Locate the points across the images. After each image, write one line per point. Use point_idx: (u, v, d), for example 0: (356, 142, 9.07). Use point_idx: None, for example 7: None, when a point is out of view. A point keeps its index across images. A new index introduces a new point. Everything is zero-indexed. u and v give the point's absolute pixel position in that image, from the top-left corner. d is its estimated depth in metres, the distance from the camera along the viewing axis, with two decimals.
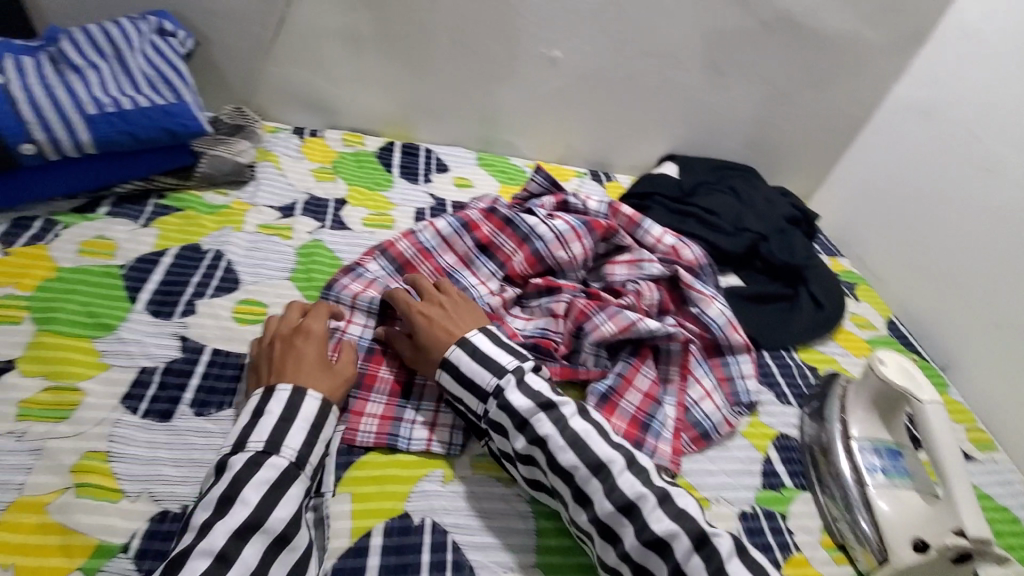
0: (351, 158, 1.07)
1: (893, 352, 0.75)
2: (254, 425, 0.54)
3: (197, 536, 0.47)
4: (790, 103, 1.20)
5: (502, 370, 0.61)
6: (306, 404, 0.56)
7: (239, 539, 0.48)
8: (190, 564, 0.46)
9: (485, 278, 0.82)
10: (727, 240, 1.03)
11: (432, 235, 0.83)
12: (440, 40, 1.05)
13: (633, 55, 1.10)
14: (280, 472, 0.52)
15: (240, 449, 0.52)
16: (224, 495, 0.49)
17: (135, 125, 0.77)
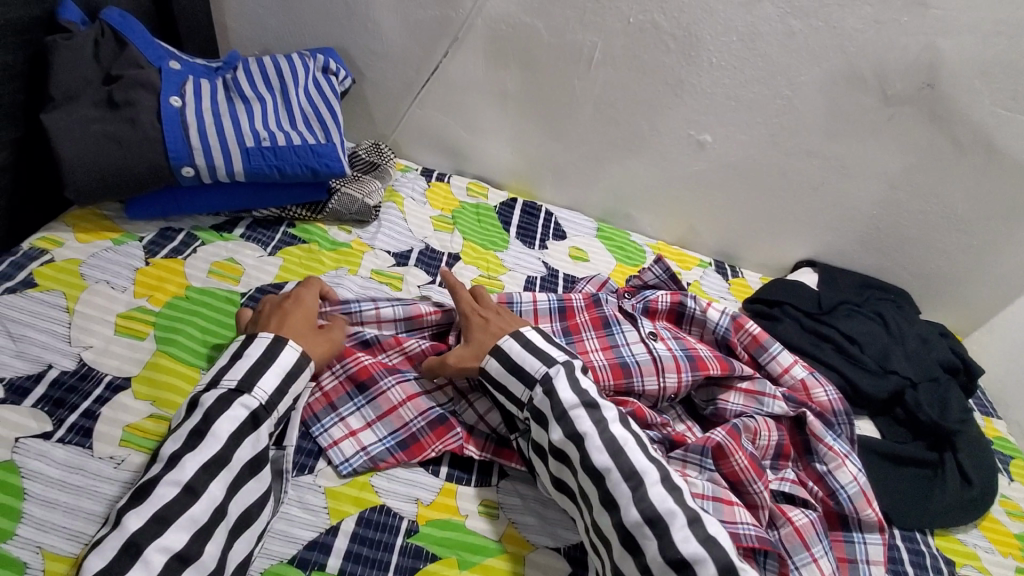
0: (471, 210, 1.05)
1: None
2: (230, 365, 0.57)
3: (164, 466, 0.51)
4: (968, 232, 1.04)
5: (551, 360, 0.63)
6: (284, 352, 0.59)
7: (210, 473, 0.51)
8: (157, 491, 0.49)
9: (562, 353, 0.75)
10: (868, 381, 0.90)
11: (529, 301, 0.80)
12: (583, 107, 1.02)
13: (790, 152, 1.00)
14: (250, 414, 0.55)
15: (213, 387, 0.56)
16: (196, 429, 0.53)
17: (285, 162, 0.80)
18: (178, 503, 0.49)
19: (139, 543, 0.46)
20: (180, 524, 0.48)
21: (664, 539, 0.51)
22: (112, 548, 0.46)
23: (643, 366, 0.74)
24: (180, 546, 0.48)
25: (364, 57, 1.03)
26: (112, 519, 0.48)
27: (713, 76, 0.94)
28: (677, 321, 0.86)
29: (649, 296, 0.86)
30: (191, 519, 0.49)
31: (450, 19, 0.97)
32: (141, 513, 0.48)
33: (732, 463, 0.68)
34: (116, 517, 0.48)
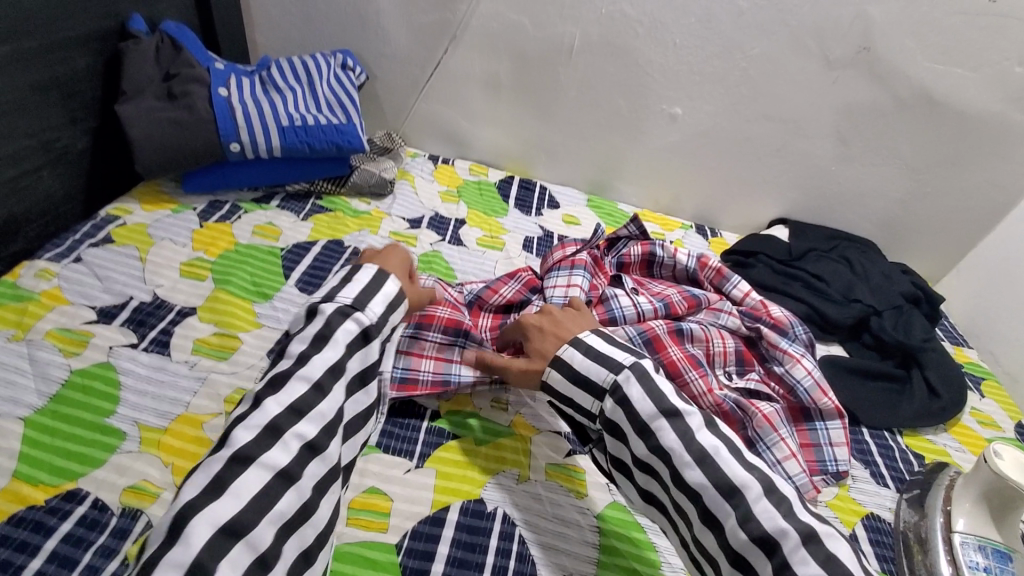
0: (474, 186, 1.19)
1: (1012, 450, 0.69)
2: (343, 286, 0.59)
3: (295, 363, 0.53)
4: (923, 181, 1.15)
5: (617, 367, 0.58)
6: (389, 285, 0.60)
7: (335, 374, 0.54)
8: (291, 385, 0.52)
9: (571, 286, 0.84)
10: (834, 309, 1.01)
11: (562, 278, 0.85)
12: (568, 90, 1.16)
13: (753, 117, 1.13)
14: (361, 330, 0.57)
15: (329, 300, 0.57)
16: (318, 335, 0.55)
17: (314, 138, 0.94)
18: (308, 398, 0.52)
19: (280, 424, 0.50)
20: (310, 416, 0.52)
21: (778, 561, 0.47)
22: (262, 422, 0.49)
23: (628, 319, 0.84)
24: (311, 435, 0.51)
25: (376, 59, 1.19)
26: (251, 399, 0.51)
27: (677, 55, 1.08)
28: (648, 269, 0.97)
29: (622, 251, 0.97)
30: (319, 412, 0.52)
31: (449, 21, 1.12)
32: (281, 401, 0.51)
33: (671, 355, 0.79)
34: (257, 397, 0.51)
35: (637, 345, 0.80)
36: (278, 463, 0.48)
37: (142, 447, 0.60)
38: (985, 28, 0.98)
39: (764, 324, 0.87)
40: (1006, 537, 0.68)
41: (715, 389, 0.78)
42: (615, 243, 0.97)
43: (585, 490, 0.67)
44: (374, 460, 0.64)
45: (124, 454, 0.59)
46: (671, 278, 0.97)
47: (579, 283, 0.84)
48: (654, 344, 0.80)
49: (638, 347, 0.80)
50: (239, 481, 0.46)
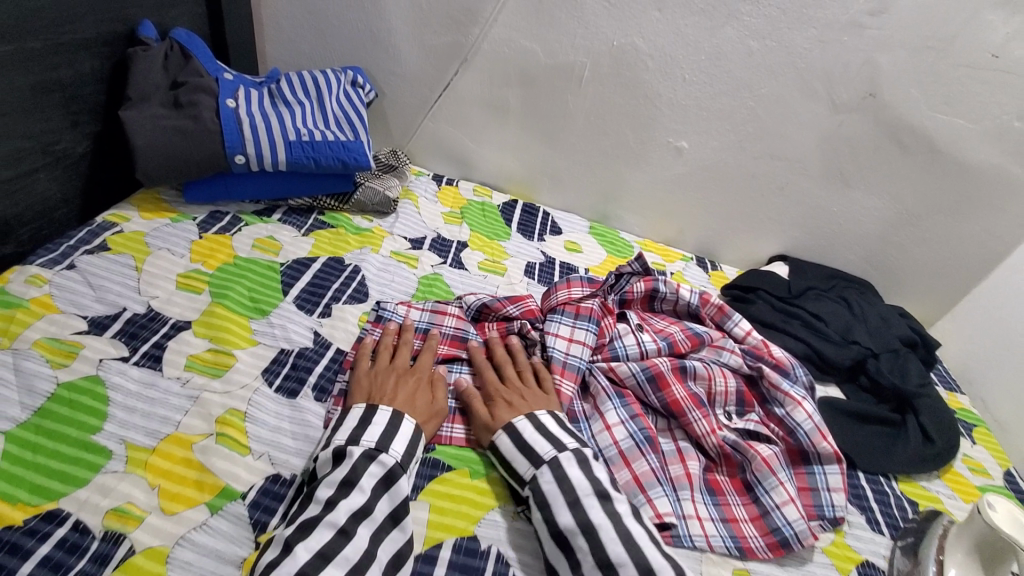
0: (477, 208, 1.20)
1: (1004, 500, 0.69)
2: (364, 428, 0.62)
3: (323, 508, 0.55)
4: (919, 226, 1.17)
5: (538, 461, 0.63)
6: (404, 424, 0.64)
7: (359, 518, 0.55)
8: (318, 531, 0.53)
9: (569, 331, 0.83)
10: (832, 349, 1.00)
11: (568, 317, 0.84)
12: (575, 118, 1.17)
13: (757, 155, 1.14)
14: (386, 471, 0.59)
15: (354, 444, 0.60)
16: (345, 480, 0.57)
17: (320, 154, 0.93)
18: (334, 543, 0.53)
19: (308, 568, 0.50)
20: (337, 560, 0.52)
21: None
22: (289, 567, 0.50)
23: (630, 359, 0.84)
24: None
25: (386, 77, 1.19)
26: (279, 543, 0.52)
27: (685, 90, 1.09)
28: (650, 304, 0.96)
29: (625, 287, 0.94)
30: (344, 558, 0.53)
31: (460, 44, 1.13)
32: (309, 547, 0.52)
33: (675, 393, 0.79)
34: (286, 542, 0.51)
35: (640, 382, 0.80)
36: None
37: (129, 467, 0.57)
38: (987, 81, 1.00)
39: (765, 364, 0.86)
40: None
41: (717, 429, 0.78)
42: (619, 280, 0.95)
43: None
44: None
45: (108, 474, 0.56)
46: (672, 313, 0.96)
47: (584, 338, 0.82)
48: (658, 381, 0.80)
49: (642, 384, 0.80)
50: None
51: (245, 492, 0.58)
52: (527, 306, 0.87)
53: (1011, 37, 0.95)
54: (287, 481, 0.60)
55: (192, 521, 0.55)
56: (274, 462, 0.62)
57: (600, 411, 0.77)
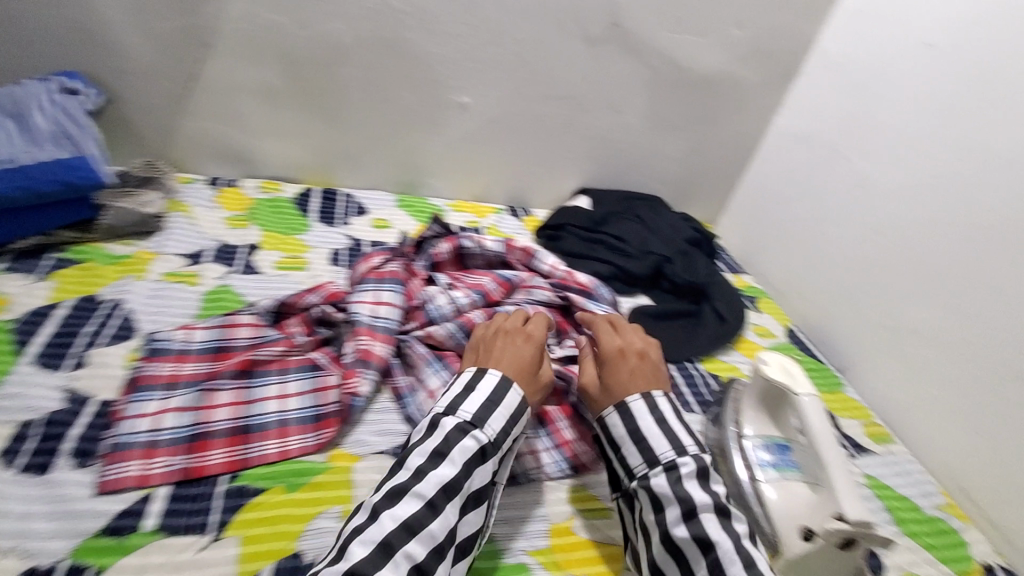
0: (267, 205, 1.10)
1: (778, 355, 0.80)
2: (465, 397, 0.63)
3: (413, 477, 0.56)
4: (686, 137, 1.31)
5: (655, 462, 0.62)
6: (511, 396, 0.64)
7: (447, 493, 0.56)
8: (405, 500, 0.55)
9: (378, 301, 0.79)
10: (633, 263, 1.10)
11: (370, 290, 0.80)
12: (352, 91, 1.11)
13: (536, 97, 1.18)
14: (479, 447, 0.59)
15: (449, 415, 0.62)
16: (436, 450, 0.58)
17: (33, 180, 0.78)
18: (421, 515, 0.54)
19: (394, 541, 0.52)
20: (423, 537, 0.53)
21: None
22: (375, 537, 0.52)
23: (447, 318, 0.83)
24: (420, 555, 0.52)
25: (114, 76, 1.01)
26: (370, 509, 0.54)
27: (451, 43, 1.08)
28: (462, 263, 0.97)
29: (432, 250, 0.94)
30: (428, 535, 0.53)
31: (197, 28, 0.99)
32: (394, 516, 0.53)
33: None
34: (374, 509, 0.54)
35: (460, 339, 0.80)
36: None
37: None
38: None
39: (572, 292, 0.92)
40: (781, 425, 0.79)
41: None
42: (423, 245, 0.94)
43: None
44: (157, 549, 0.55)
45: None
46: (485, 265, 0.97)
47: (391, 299, 0.80)
48: None
49: (461, 341, 0.80)
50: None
51: None
52: (327, 292, 0.81)
53: None
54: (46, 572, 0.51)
55: None
56: (25, 555, 0.52)
57: (422, 380, 0.75)
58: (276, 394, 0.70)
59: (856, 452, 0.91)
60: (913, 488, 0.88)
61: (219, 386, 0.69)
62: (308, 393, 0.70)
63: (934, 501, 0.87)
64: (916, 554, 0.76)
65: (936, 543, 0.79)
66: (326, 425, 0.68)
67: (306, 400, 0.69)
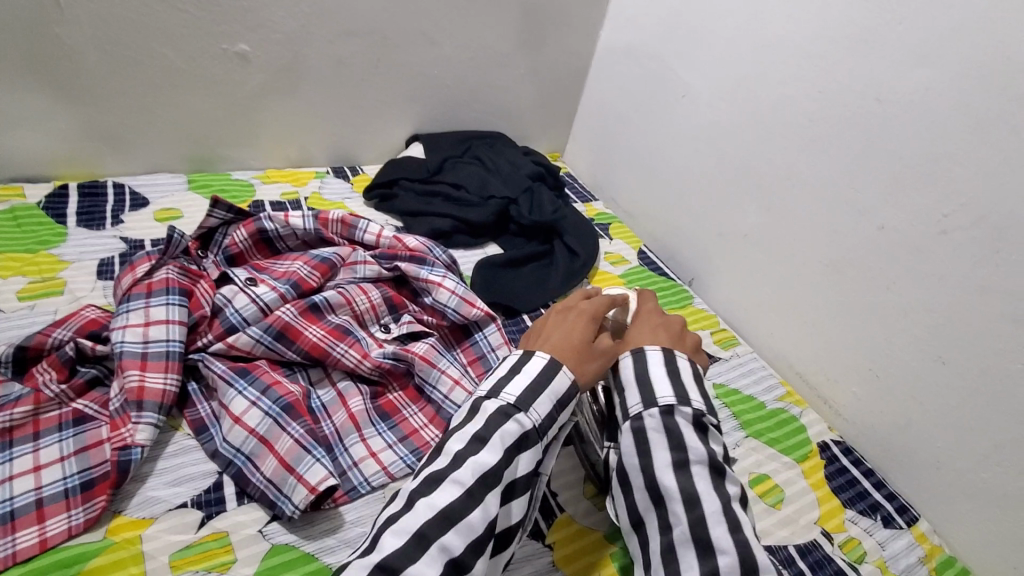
0: (1, 215, 0.85)
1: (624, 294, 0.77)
2: (509, 379, 0.58)
3: (452, 463, 0.52)
4: (515, 63, 1.21)
5: (653, 403, 0.57)
6: (561, 380, 0.59)
7: (487, 482, 0.51)
8: (444, 487, 0.50)
9: (153, 319, 0.64)
10: (474, 212, 1.01)
11: (139, 309, 0.64)
12: (89, 54, 0.87)
13: (331, 36, 1.01)
14: (523, 432, 0.54)
15: (492, 398, 0.56)
16: (476, 435, 0.53)
17: None
18: (459, 504, 0.49)
19: (429, 533, 0.47)
20: (459, 527, 0.48)
21: None
22: (410, 527, 0.47)
23: (251, 321, 0.69)
24: (457, 549, 0.47)
25: None
26: (402, 499, 0.50)
27: None
28: (269, 248, 0.82)
29: (226, 241, 0.79)
30: (468, 526, 0.48)
31: None
32: (433, 505, 0.48)
33: (310, 338, 0.69)
34: (410, 497, 0.50)
35: (269, 344, 0.68)
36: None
37: None
38: None
39: (402, 260, 0.82)
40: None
41: (371, 352, 0.71)
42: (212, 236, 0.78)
43: (233, 557, 0.54)
44: None
45: None
46: (300, 246, 0.84)
47: (165, 316, 0.65)
48: (287, 334, 0.68)
49: (271, 346, 0.68)
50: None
51: None
52: (89, 319, 0.66)
53: None
54: None
55: None
56: None
57: (224, 404, 0.62)
58: (25, 467, 0.54)
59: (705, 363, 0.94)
60: (758, 385, 0.94)
61: None
62: (71, 456, 0.56)
63: (776, 393, 0.93)
64: (759, 452, 0.81)
65: (775, 435, 0.84)
66: (100, 493, 0.54)
67: (68, 468, 0.55)
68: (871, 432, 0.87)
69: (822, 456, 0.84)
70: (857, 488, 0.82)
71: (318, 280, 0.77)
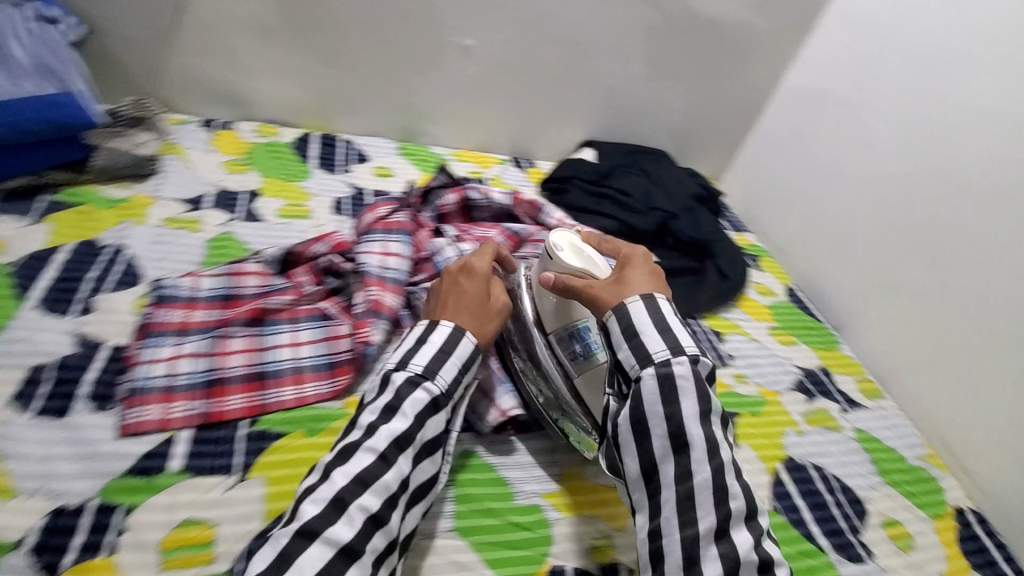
0: (265, 148, 1.06)
1: (566, 237, 0.73)
2: (416, 350, 0.60)
3: (331, 442, 0.53)
4: (696, 89, 1.27)
5: (680, 351, 0.57)
6: (465, 343, 0.61)
7: (400, 444, 0.54)
8: (358, 456, 0.52)
9: (388, 251, 0.79)
10: (639, 218, 1.09)
11: (379, 242, 0.79)
12: (351, 29, 1.05)
13: (542, 42, 1.13)
14: (431, 399, 0.58)
15: (400, 370, 0.58)
16: (389, 405, 0.56)
17: (19, 117, 0.73)
18: (376, 469, 0.52)
19: (367, 480, 0.51)
20: (376, 488, 0.51)
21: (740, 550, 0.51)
22: (326, 495, 0.50)
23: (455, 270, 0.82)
24: (375, 506, 0.50)
25: (94, 6, 0.94)
26: (318, 469, 0.52)
27: None
28: (468, 214, 0.95)
29: (438, 201, 0.92)
30: (384, 484, 0.52)
31: None
32: (346, 472, 0.51)
33: None
34: (326, 469, 0.52)
35: None
36: (342, 537, 0.48)
37: None
38: None
39: None
40: (571, 316, 0.71)
41: None
42: (429, 196, 0.93)
43: None
44: (184, 488, 0.56)
45: None
46: (491, 219, 0.96)
47: (398, 251, 0.79)
48: None
49: None
50: (303, 555, 0.46)
51: (20, 539, 0.49)
52: (335, 241, 0.80)
53: None
54: (77, 510, 0.52)
55: None
56: (54, 494, 0.53)
57: None
58: (287, 341, 0.70)
59: (847, 407, 0.95)
60: (898, 439, 0.94)
61: (231, 335, 0.68)
62: (320, 341, 0.70)
63: (918, 452, 0.93)
64: (894, 500, 0.83)
65: (913, 490, 0.86)
66: (342, 373, 0.68)
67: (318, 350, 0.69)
68: (1010, 510, 0.86)
69: (957, 520, 0.84)
70: (988, 557, 0.82)
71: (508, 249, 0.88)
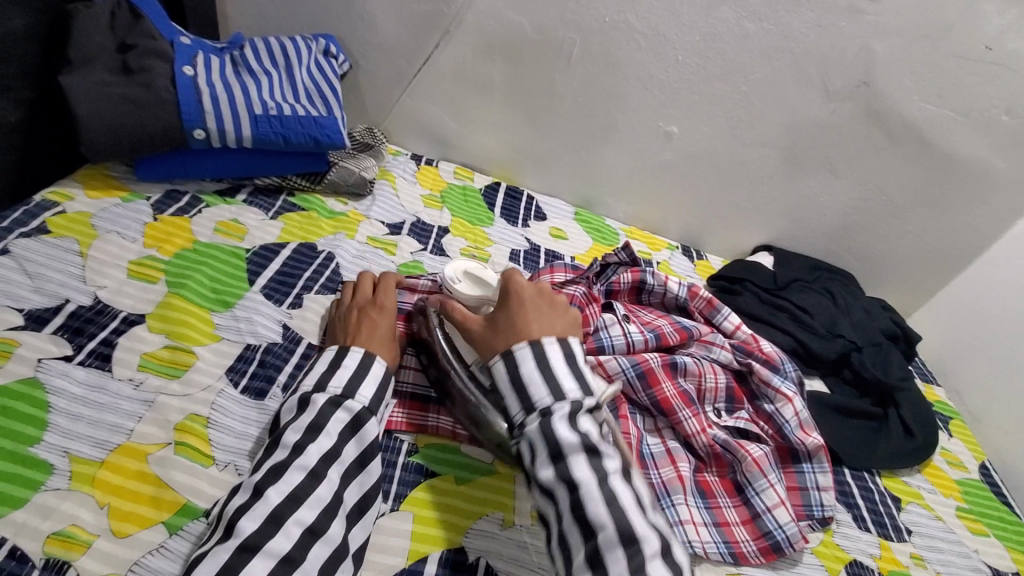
0: (458, 191, 1.14)
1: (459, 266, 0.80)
2: (331, 374, 0.59)
3: (291, 453, 0.53)
4: (903, 218, 1.17)
5: (573, 477, 0.51)
6: (375, 364, 0.61)
7: (330, 460, 0.53)
8: (287, 475, 0.51)
9: None
10: (818, 342, 0.99)
11: None
12: (565, 98, 1.11)
13: (746, 142, 1.11)
14: (353, 417, 0.56)
15: (320, 391, 0.57)
16: (311, 424, 0.54)
17: (289, 130, 0.85)
18: (306, 486, 0.51)
19: (283, 511, 0.49)
20: (311, 500, 0.51)
21: None
22: (263, 510, 0.49)
23: (617, 349, 0.79)
24: (311, 519, 0.50)
25: (360, 47, 1.10)
26: (250, 486, 0.50)
27: (678, 72, 1.04)
28: (637, 296, 0.92)
29: (612, 277, 0.91)
30: (319, 497, 0.51)
31: (443, 14, 1.05)
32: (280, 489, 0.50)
33: (665, 391, 0.76)
34: (256, 486, 0.50)
35: (630, 378, 0.76)
36: (281, 548, 0.47)
37: (73, 484, 0.51)
38: (981, 73, 0.99)
39: (755, 360, 0.84)
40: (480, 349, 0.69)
41: (708, 428, 0.75)
42: (605, 269, 0.92)
43: None
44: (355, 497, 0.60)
45: (50, 492, 0.50)
46: (660, 306, 0.93)
47: None
48: (648, 378, 0.76)
49: (632, 381, 0.76)
50: None
51: (208, 509, 0.53)
52: None
53: (1005, 30, 0.95)
54: None
55: (148, 544, 0.50)
56: (241, 472, 0.57)
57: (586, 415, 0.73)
58: None
59: None
60: None
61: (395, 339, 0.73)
62: None
63: None
64: None
65: None
66: None
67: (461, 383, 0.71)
68: None
69: None
70: None
71: (673, 344, 0.83)
